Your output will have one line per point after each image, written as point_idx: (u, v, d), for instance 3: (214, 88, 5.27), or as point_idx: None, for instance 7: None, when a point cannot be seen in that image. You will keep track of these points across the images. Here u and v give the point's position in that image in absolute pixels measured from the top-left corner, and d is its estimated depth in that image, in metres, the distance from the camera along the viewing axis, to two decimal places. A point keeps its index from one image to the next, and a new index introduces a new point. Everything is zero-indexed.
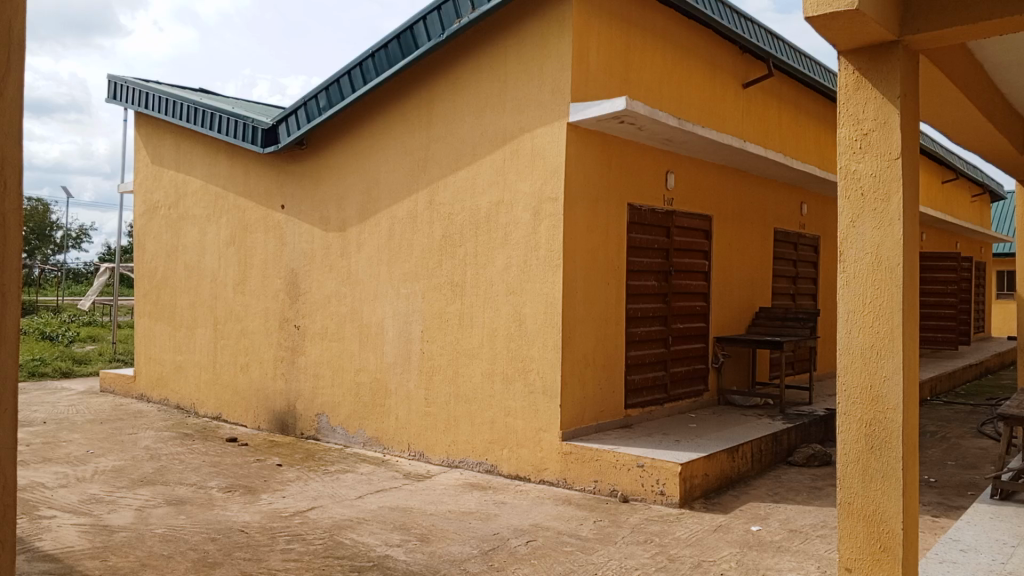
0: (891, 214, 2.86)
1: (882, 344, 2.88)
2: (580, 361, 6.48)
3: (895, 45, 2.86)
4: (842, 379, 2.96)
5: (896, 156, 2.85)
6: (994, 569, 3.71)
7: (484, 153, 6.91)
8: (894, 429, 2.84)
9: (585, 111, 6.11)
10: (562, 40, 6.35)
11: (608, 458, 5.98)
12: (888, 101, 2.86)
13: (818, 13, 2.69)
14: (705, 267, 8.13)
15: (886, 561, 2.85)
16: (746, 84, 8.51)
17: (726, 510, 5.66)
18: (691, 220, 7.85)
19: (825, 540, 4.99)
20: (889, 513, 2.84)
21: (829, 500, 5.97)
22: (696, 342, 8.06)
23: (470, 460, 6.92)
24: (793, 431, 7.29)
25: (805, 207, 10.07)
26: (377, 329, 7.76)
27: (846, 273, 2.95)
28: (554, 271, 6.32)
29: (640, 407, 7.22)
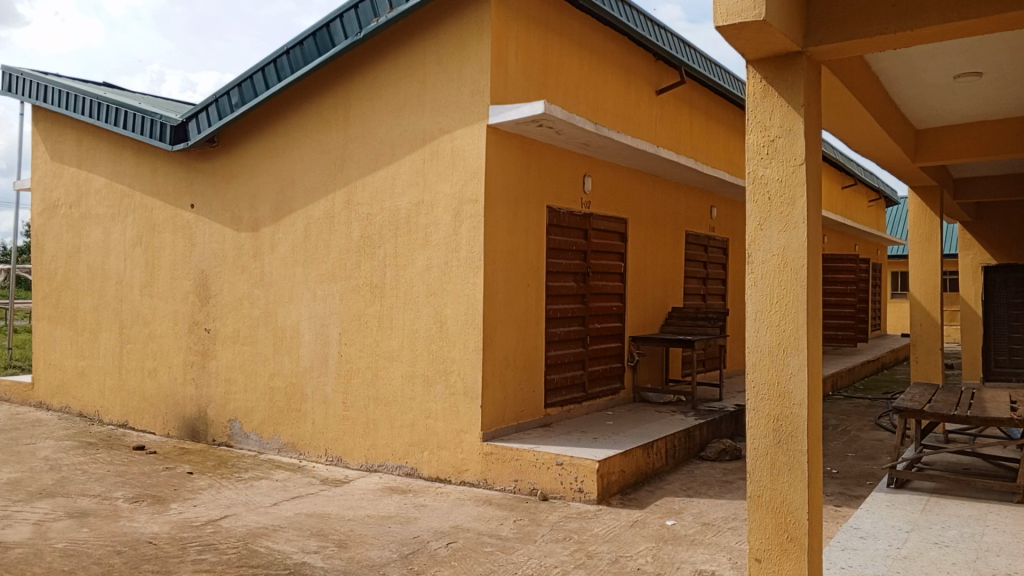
0: (796, 218, 2.99)
1: (788, 341, 3.01)
2: (500, 362, 6.51)
3: (799, 56, 3.00)
4: (752, 376, 3.08)
5: (800, 162, 2.98)
6: (891, 553, 3.94)
7: (403, 154, 6.86)
8: (799, 423, 2.97)
9: (504, 114, 6.16)
10: (481, 42, 6.37)
11: (528, 458, 6.04)
12: (792, 110, 3.00)
13: (728, 23, 2.78)
14: (621, 268, 8.31)
15: (793, 550, 2.98)
16: (659, 90, 8.74)
17: (642, 506, 5.80)
18: (607, 223, 8.01)
19: (735, 532, 5.18)
20: (795, 504, 2.98)
21: (739, 493, 6.20)
22: (613, 341, 8.22)
23: (390, 464, 6.85)
24: (705, 427, 7.54)
25: (715, 211, 10.43)
26: (293, 332, 7.60)
27: (754, 274, 3.07)
28: (474, 272, 6.34)
29: (559, 406, 7.32)
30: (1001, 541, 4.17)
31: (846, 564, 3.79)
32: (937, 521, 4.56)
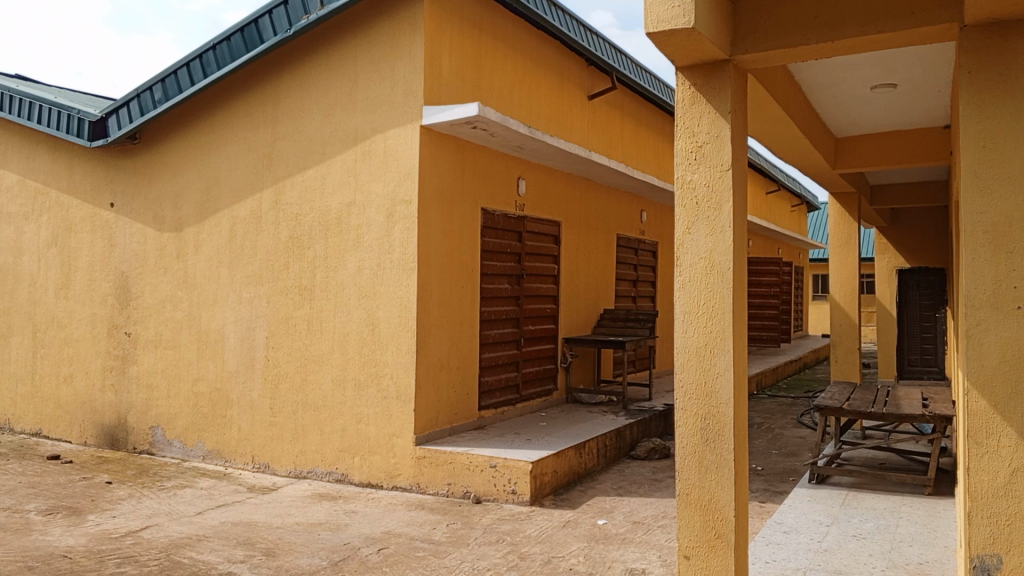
0: (722, 222, 3.06)
1: (714, 342, 3.07)
2: (434, 365, 6.46)
3: (727, 63, 3.07)
4: (680, 376, 3.14)
5: (726, 168, 3.05)
6: (812, 547, 4.07)
7: (334, 153, 6.76)
8: (725, 422, 3.04)
9: (438, 115, 6.13)
10: (414, 42, 6.32)
11: (461, 460, 6.01)
12: (719, 116, 3.06)
13: (658, 30, 2.81)
14: (555, 270, 8.36)
15: (720, 547, 3.04)
16: (591, 95, 8.85)
17: (574, 506, 5.85)
18: (541, 225, 8.06)
19: (664, 530, 5.27)
20: (722, 501, 3.04)
21: (668, 491, 6.32)
22: (546, 343, 8.28)
23: (320, 469, 6.73)
24: (635, 426, 7.66)
25: (645, 215, 10.62)
26: (218, 335, 7.38)
27: (682, 277, 3.13)
28: (407, 274, 6.28)
29: (493, 408, 7.31)
30: (914, 532, 4.36)
31: (770, 558, 3.89)
32: (855, 514, 4.73)
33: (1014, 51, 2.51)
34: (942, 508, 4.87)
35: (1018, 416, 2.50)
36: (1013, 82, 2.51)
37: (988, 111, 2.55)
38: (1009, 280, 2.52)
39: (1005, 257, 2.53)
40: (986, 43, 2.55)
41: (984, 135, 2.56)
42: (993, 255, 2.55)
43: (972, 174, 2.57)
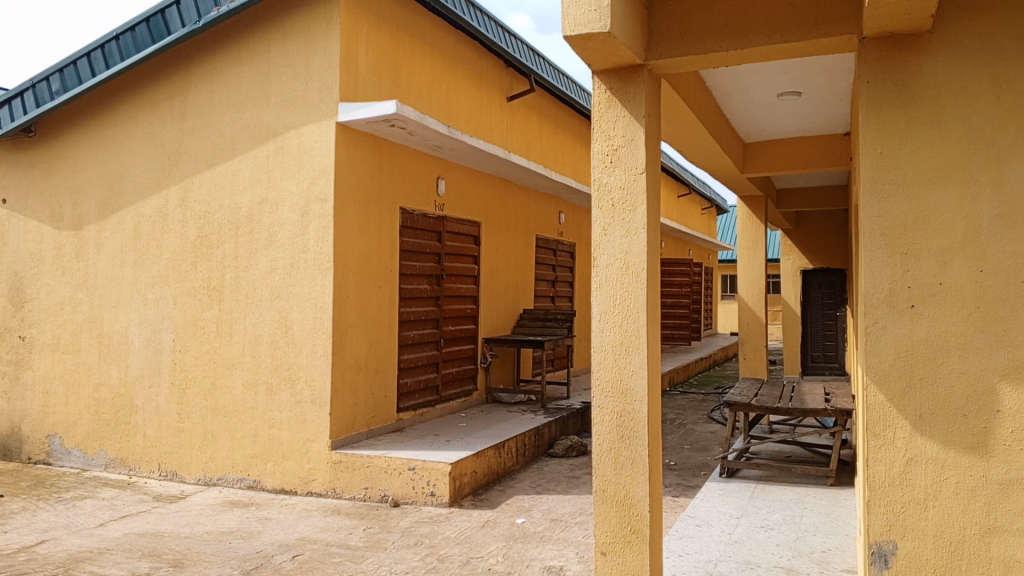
0: (637, 223, 3.12)
1: (629, 341, 3.12)
2: (351, 367, 6.35)
3: (641, 68, 3.13)
4: (597, 375, 3.18)
5: (640, 170, 3.11)
6: (723, 539, 4.20)
7: (245, 149, 6.56)
8: (640, 419, 3.09)
9: (353, 112, 6.03)
10: (329, 38, 6.20)
11: (379, 464, 5.93)
12: (634, 120, 3.12)
13: (575, 33, 2.83)
14: (475, 271, 8.35)
15: (636, 542, 3.08)
16: (510, 96, 8.88)
17: (493, 506, 5.85)
18: (460, 226, 8.03)
19: (582, 527, 5.34)
20: (638, 497, 3.09)
21: (585, 488, 6.41)
22: (466, 343, 8.26)
23: (231, 476, 6.51)
24: (553, 425, 7.73)
25: (562, 216, 10.73)
26: (121, 339, 7.05)
27: (599, 277, 3.17)
28: (322, 275, 6.14)
29: (412, 410, 7.25)
30: (818, 522, 4.56)
31: (684, 551, 3.98)
32: (762, 506, 4.91)
33: (909, 64, 2.62)
34: (844, 497, 5.11)
35: (911, 409, 2.60)
36: (907, 92, 2.62)
37: (885, 120, 2.65)
38: (903, 280, 2.63)
39: (900, 259, 2.64)
40: (883, 55, 2.65)
41: (881, 141, 2.66)
42: (890, 256, 2.65)
43: (870, 179, 2.66)
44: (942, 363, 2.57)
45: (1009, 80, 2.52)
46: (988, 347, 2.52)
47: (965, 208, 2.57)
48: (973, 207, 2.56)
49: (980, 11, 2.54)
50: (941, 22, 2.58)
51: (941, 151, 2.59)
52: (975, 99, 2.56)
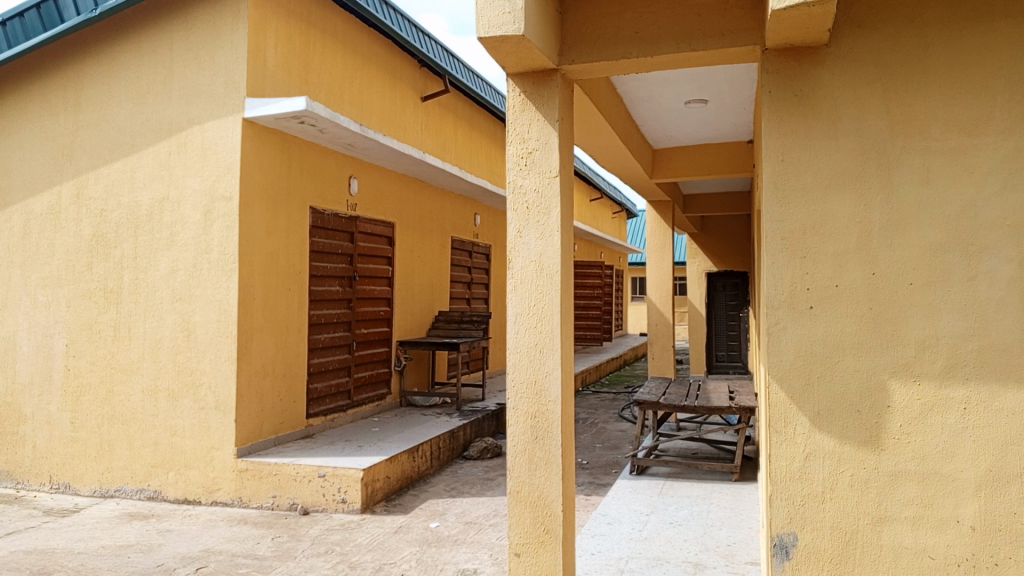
0: (551, 226, 3.13)
1: (544, 342, 3.13)
2: (258, 372, 6.16)
3: (555, 73, 3.15)
4: (512, 377, 3.17)
5: (555, 174, 3.13)
6: (634, 536, 4.29)
7: (145, 144, 6.27)
8: (554, 420, 3.11)
9: (261, 108, 5.85)
10: (236, 31, 5.99)
11: (288, 471, 5.77)
12: (548, 123, 3.14)
13: (489, 35, 2.82)
14: (388, 272, 8.25)
15: (549, 543, 3.08)
16: (424, 97, 8.82)
17: (407, 510, 5.78)
18: (374, 226, 7.91)
19: (495, 528, 5.35)
20: (551, 497, 3.09)
21: (499, 489, 6.42)
22: (379, 346, 8.14)
23: (129, 488, 6.21)
24: (468, 427, 7.72)
25: (478, 218, 10.74)
26: (8, 344, 6.63)
27: (514, 280, 3.18)
28: (227, 276, 5.92)
29: (322, 415, 7.09)
30: (723, 516, 4.71)
31: (596, 550, 4.03)
32: (671, 502, 5.04)
33: (807, 75, 2.74)
34: (747, 492, 5.30)
35: (810, 405, 2.71)
36: (807, 102, 2.74)
37: (786, 129, 2.76)
38: (802, 283, 2.74)
39: (800, 262, 2.75)
40: (784, 66, 2.76)
41: (782, 149, 2.77)
42: (790, 259, 2.76)
43: (773, 185, 2.77)
44: (838, 362, 2.69)
45: (898, 93, 2.67)
46: (879, 346, 2.66)
47: (858, 214, 2.70)
48: (866, 213, 2.69)
49: (872, 27, 2.68)
50: (836, 36, 2.71)
51: (837, 159, 2.71)
52: (868, 110, 2.69)
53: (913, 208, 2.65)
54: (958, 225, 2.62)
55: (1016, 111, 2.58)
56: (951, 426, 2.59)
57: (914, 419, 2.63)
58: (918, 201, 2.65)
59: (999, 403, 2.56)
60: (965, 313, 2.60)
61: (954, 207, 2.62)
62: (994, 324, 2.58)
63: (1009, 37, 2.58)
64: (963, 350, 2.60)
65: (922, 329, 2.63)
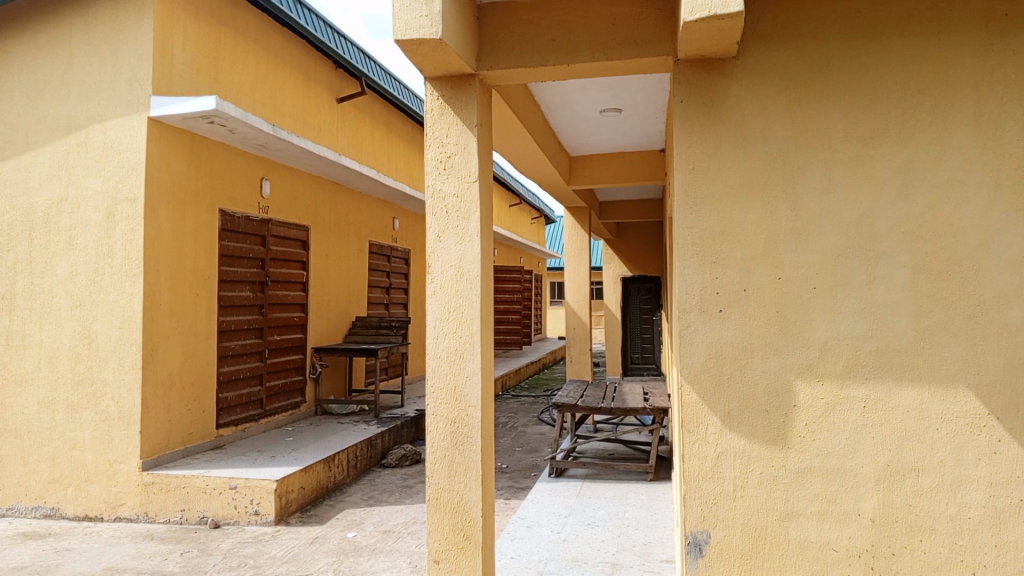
0: (470, 231, 3.12)
1: (464, 348, 3.12)
2: (164, 381, 5.91)
3: (473, 78, 3.14)
4: (431, 382, 3.14)
5: (474, 178, 3.12)
6: (553, 538, 4.32)
7: (42, 143, 5.96)
8: (473, 425, 3.09)
9: (168, 107, 5.62)
10: (140, 26, 5.74)
11: (197, 484, 5.56)
12: (466, 128, 3.13)
13: (406, 38, 2.79)
14: (302, 277, 8.07)
15: (468, 549, 3.06)
16: (340, 99, 8.68)
17: (322, 521, 5.66)
18: (287, 230, 7.72)
19: (414, 536, 5.29)
20: (471, 503, 3.07)
21: (418, 497, 6.36)
22: (293, 353, 7.95)
23: (23, 505, 5.86)
24: (386, 434, 7.62)
25: (397, 222, 10.64)
26: None
27: (433, 285, 3.15)
28: (131, 281, 5.66)
29: (233, 425, 6.86)
30: (639, 516, 4.80)
31: (515, 554, 4.03)
32: (588, 504, 5.11)
33: (717, 87, 2.83)
34: (662, 491, 5.41)
35: (721, 405, 2.79)
36: (716, 113, 2.83)
37: (697, 138, 2.84)
38: (712, 287, 2.82)
39: (710, 267, 2.83)
40: (695, 77, 2.84)
41: (693, 158, 2.84)
42: (700, 264, 2.83)
43: (684, 193, 2.84)
44: (747, 363, 2.78)
45: (801, 105, 2.78)
46: (785, 348, 2.76)
47: (765, 221, 2.80)
48: (772, 220, 2.79)
49: (777, 41, 2.79)
50: (744, 49, 2.81)
51: (745, 168, 2.81)
52: (774, 121, 2.80)
53: (815, 216, 2.77)
54: (858, 232, 2.75)
55: (909, 124, 2.72)
56: (852, 424, 2.72)
57: (818, 417, 2.74)
58: (820, 209, 2.77)
59: (895, 401, 2.70)
60: (864, 316, 2.73)
61: (853, 215, 2.75)
62: (891, 325, 2.71)
63: (902, 55, 2.72)
64: (863, 351, 2.72)
65: (825, 331, 2.75)
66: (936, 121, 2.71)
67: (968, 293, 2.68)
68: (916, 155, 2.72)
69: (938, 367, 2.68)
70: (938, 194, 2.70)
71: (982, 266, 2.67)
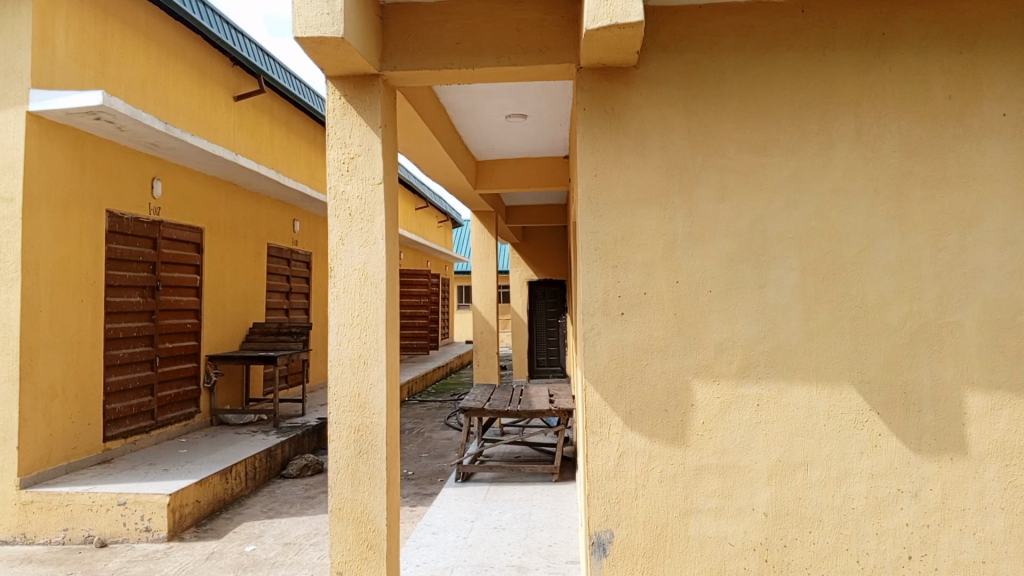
0: (375, 234, 3.07)
1: (369, 354, 3.06)
2: (45, 393, 5.55)
3: (376, 78, 3.09)
4: (334, 389, 3.06)
5: (379, 181, 3.07)
6: (459, 544, 4.29)
7: None
8: (378, 433, 3.03)
9: (49, 102, 5.30)
10: (18, 15, 5.37)
11: (81, 501, 5.24)
12: (370, 129, 3.08)
13: (306, 35, 2.71)
14: (196, 282, 7.76)
15: (372, 559, 2.99)
16: (237, 97, 8.39)
17: (219, 535, 5.44)
18: (180, 232, 7.40)
19: (317, 548, 5.16)
20: (375, 512, 3.00)
21: (320, 507, 6.22)
22: (186, 362, 7.62)
23: None
24: (286, 444, 7.41)
25: (297, 224, 10.38)
26: None
27: (336, 289, 3.07)
28: (7, 288, 5.28)
29: (122, 438, 6.50)
30: (544, 517, 4.85)
31: (421, 561, 3.98)
32: (495, 507, 5.11)
33: (618, 95, 2.89)
34: (567, 492, 5.49)
35: (623, 405, 2.85)
36: (618, 121, 2.89)
37: (599, 145, 2.88)
38: (614, 291, 2.87)
39: (612, 271, 2.88)
40: (597, 85, 2.89)
41: (596, 164, 2.89)
42: (603, 269, 2.88)
43: (586, 199, 2.88)
44: (647, 364, 2.85)
45: (698, 114, 2.87)
46: (683, 350, 2.85)
47: (664, 227, 2.87)
48: (671, 226, 2.87)
49: (676, 51, 2.87)
50: (645, 58, 2.88)
51: (645, 174, 2.88)
52: (672, 130, 2.88)
53: (710, 222, 2.86)
54: (750, 238, 2.86)
55: (796, 135, 2.85)
56: (746, 421, 2.82)
57: (714, 416, 2.83)
58: (716, 215, 2.87)
59: (787, 398, 2.82)
60: (756, 317, 2.84)
61: (746, 222, 2.86)
62: (781, 327, 2.83)
63: (791, 68, 2.85)
64: (756, 351, 2.83)
65: (719, 332, 2.84)
66: (822, 132, 2.85)
67: (851, 296, 2.83)
68: (803, 164, 2.85)
69: (826, 366, 2.82)
70: (824, 201, 2.85)
71: (864, 270, 2.83)
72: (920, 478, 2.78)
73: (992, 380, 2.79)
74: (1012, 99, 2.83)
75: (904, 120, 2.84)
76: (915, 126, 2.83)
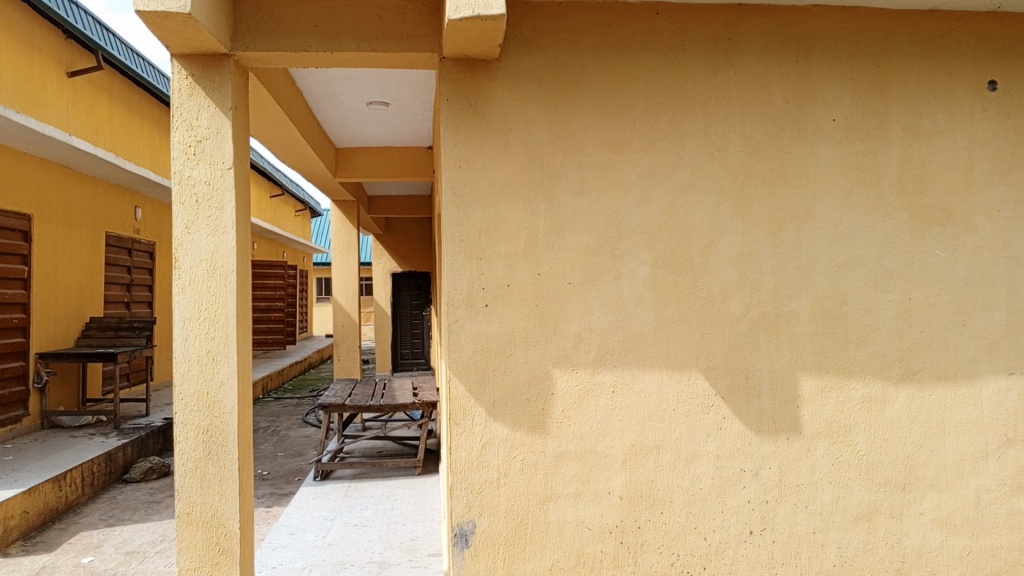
0: (225, 223, 2.91)
1: (218, 349, 2.90)
2: None
3: (227, 59, 2.93)
4: (179, 388, 2.88)
5: (228, 166, 2.91)
6: (317, 543, 4.17)
7: None
8: (229, 433, 2.88)
9: None
10: None
11: None
12: (219, 112, 2.92)
13: (149, 9, 2.52)
14: (23, 273, 7.10)
15: (224, 563, 2.85)
16: (71, 73, 7.73)
17: (52, 548, 5.02)
18: (4, 219, 6.74)
19: (163, 555, 4.88)
20: (226, 515, 2.86)
21: (166, 512, 5.88)
22: (12, 360, 6.97)
23: None
24: (128, 446, 6.95)
25: (139, 211, 9.72)
26: None
27: (181, 281, 2.89)
28: None
29: None
30: (407, 511, 4.82)
31: (277, 563, 3.83)
32: (356, 504, 5.01)
33: (481, 87, 2.89)
34: (430, 485, 5.49)
35: (485, 397, 2.86)
36: (481, 114, 2.89)
37: (462, 136, 2.87)
38: (478, 283, 2.88)
39: (476, 264, 2.88)
40: (460, 77, 2.88)
41: (459, 156, 2.87)
42: (467, 261, 2.87)
43: (450, 190, 2.86)
44: (509, 354, 2.88)
45: (557, 110, 2.93)
46: (544, 340, 2.90)
47: (526, 220, 2.91)
48: (532, 219, 2.91)
49: (536, 46, 2.91)
50: (506, 52, 2.90)
51: (507, 167, 2.90)
52: (533, 124, 2.92)
53: (569, 216, 2.93)
54: (606, 231, 2.95)
55: (650, 133, 2.97)
56: (603, 408, 2.91)
57: (572, 403, 2.91)
58: (575, 210, 2.93)
59: (639, 385, 2.94)
60: (612, 309, 2.94)
61: (603, 216, 2.95)
62: (635, 316, 2.94)
63: (645, 67, 2.96)
64: (611, 341, 2.93)
65: (578, 323, 2.92)
66: (672, 132, 2.98)
67: (699, 287, 2.98)
68: (655, 162, 2.97)
69: (675, 354, 2.96)
70: (674, 198, 2.98)
71: (710, 263, 2.99)
72: (760, 457, 2.98)
73: (822, 365, 3.03)
74: (839, 105, 3.07)
75: (747, 122, 3.02)
76: (756, 128, 3.02)
